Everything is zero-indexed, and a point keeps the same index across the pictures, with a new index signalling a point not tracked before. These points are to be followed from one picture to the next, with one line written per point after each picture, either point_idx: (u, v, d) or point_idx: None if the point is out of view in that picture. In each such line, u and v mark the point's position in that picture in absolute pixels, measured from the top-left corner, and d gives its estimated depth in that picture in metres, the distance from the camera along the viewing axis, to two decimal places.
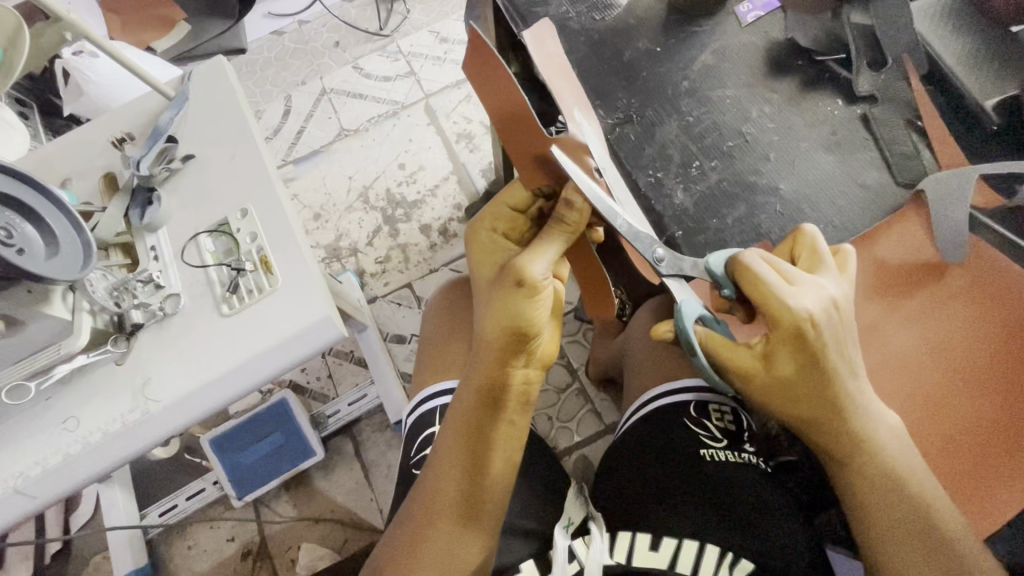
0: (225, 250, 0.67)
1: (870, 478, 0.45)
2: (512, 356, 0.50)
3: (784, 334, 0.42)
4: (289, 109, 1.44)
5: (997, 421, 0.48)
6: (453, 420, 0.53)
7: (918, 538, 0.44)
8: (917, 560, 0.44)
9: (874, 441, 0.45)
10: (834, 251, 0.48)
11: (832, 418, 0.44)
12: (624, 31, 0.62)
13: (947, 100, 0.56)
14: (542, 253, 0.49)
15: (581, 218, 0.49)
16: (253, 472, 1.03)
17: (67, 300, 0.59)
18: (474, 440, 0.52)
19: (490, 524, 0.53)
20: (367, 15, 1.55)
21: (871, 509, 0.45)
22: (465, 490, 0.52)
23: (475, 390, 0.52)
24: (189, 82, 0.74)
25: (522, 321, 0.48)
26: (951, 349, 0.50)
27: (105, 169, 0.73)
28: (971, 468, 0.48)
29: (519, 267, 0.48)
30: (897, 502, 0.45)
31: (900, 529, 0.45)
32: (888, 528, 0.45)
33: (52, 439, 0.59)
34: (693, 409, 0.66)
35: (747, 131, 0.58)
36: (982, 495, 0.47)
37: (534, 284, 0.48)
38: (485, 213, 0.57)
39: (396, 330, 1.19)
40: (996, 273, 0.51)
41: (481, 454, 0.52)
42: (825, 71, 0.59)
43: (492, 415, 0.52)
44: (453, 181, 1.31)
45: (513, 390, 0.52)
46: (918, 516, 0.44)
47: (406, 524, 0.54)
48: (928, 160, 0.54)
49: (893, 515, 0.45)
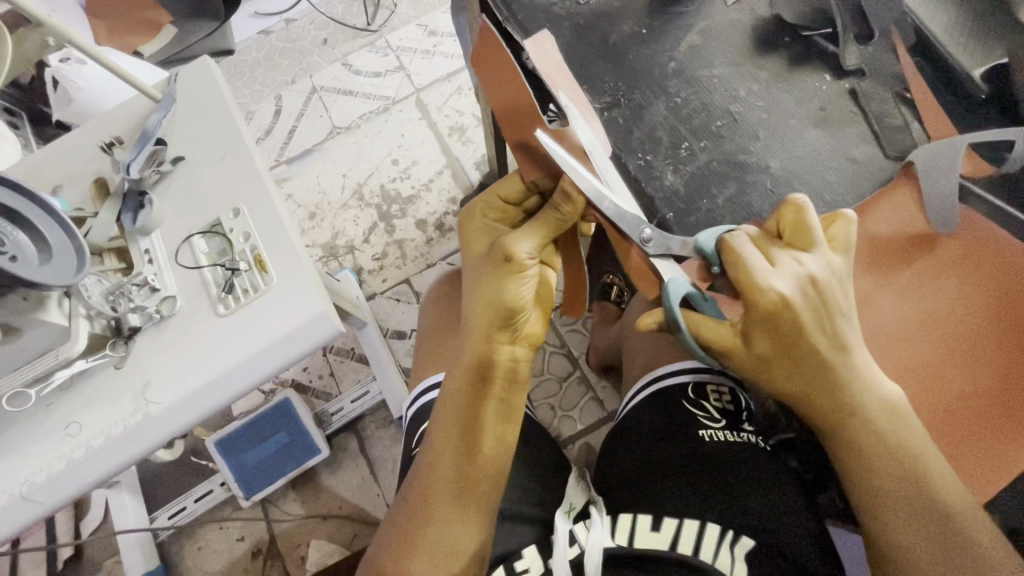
0: (220, 251, 0.67)
1: (862, 447, 0.45)
2: (499, 330, 0.51)
3: (760, 316, 0.43)
4: (279, 109, 1.44)
5: (993, 386, 0.48)
6: (449, 401, 0.54)
7: (913, 504, 0.45)
8: (916, 534, 0.45)
9: (862, 412, 0.45)
10: (834, 218, 0.47)
11: (819, 393, 0.45)
12: (609, 14, 0.62)
13: (936, 71, 0.56)
14: (530, 234, 0.50)
15: (573, 207, 0.49)
16: (258, 472, 1.04)
17: (63, 305, 0.59)
18: (470, 424, 0.52)
19: (490, 509, 0.53)
20: (354, 10, 1.54)
21: (860, 477, 0.46)
22: (465, 469, 0.52)
23: (469, 368, 0.52)
24: (176, 83, 0.74)
25: (511, 300, 0.49)
26: (943, 320, 0.50)
27: (96, 174, 0.73)
28: (971, 435, 0.48)
29: (505, 244, 0.49)
30: (891, 471, 0.45)
31: (893, 497, 0.45)
32: (888, 501, 0.45)
33: (55, 444, 0.59)
34: (691, 390, 0.66)
35: (736, 110, 0.57)
36: (986, 460, 0.47)
37: (521, 261, 0.49)
38: (477, 202, 0.57)
39: (396, 326, 1.19)
40: (989, 244, 0.51)
41: (478, 434, 0.53)
42: (812, 47, 0.59)
43: (490, 395, 0.52)
44: (448, 174, 1.31)
45: (501, 367, 0.52)
46: (915, 483, 0.44)
47: (405, 508, 0.54)
48: (917, 133, 0.54)
49: (894, 490, 0.45)
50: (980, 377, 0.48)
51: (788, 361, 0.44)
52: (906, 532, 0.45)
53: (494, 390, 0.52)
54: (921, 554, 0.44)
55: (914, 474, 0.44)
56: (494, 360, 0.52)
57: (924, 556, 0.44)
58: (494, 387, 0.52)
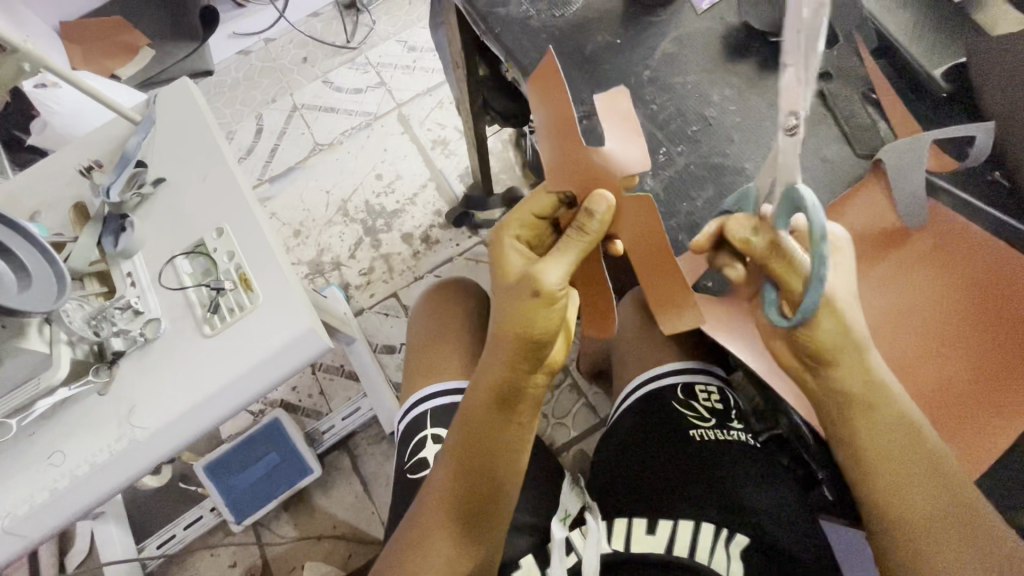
0: (203, 271, 0.67)
1: (880, 446, 0.44)
2: (523, 359, 0.50)
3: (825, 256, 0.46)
4: (261, 128, 1.44)
5: (982, 367, 0.48)
6: (467, 424, 0.53)
7: (922, 476, 0.43)
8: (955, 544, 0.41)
9: (869, 408, 0.44)
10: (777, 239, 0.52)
11: (834, 359, 0.44)
12: (584, 26, 0.63)
13: (899, 72, 0.58)
14: (559, 262, 0.48)
15: (604, 219, 0.49)
16: (249, 495, 1.02)
17: (44, 333, 0.59)
18: (491, 448, 0.52)
19: (502, 524, 0.54)
20: (333, 28, 1.55)
21: (868, 453, 0.44)
22: (485, 488, 0.53)
23: (491, 394, 0.52)
24: (155, 105, 0.74)
25: (540, 331, 0.48)
26: (918, 311, 0.51)
27: (75, 199, 0.72)
28: (962, 417, 0.47)
29: (535, 274, 0.48)
30: (895, 442, 0.43)
31: (898, 469, 0.43)
32: (921, 509, 0.42)
33: (38, 475, 0.58)
34: (680, 391, 0.67)
35: (710, 115, 0.59)
36: (974, 444, 0.46)
37: (552, 293, 0.48)
38: (509, 219, 0.53)
39: (385, 341, 1.19)
40: (957, 234, 0.52)
41: (497, 460, 0.52)
42: (781, 52, 0.60)
43: (512, 420, 0.53)
44: (432, 187, 1.31)
45: (524, 394, 0.52)
46: (935, 478, 0.42)
47: (406, 533, 0.53)
48: (885, 133, 0.56)
49: (926, 494, 0.42)
50: (958, 365, 0.49)
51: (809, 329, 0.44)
52: (918, 504, 0.42)
53: (523, 411, 0.53)
54: (934, 529, 0.41)
55: (913, 446, 0.43)
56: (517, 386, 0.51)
57: (935, 532, 0.41)
58: (522, 408, 0.53)
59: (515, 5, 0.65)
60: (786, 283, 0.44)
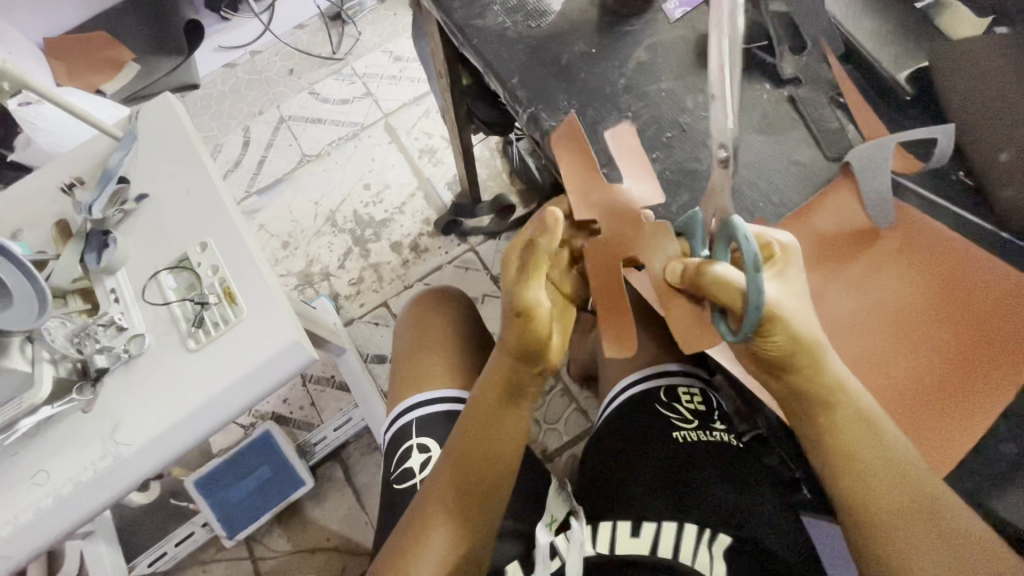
0: (188, 286, 0.67)
1: (847, 449, 0.46)
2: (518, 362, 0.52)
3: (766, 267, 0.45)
4: (248, 140, 1.44)
5: (949, 364, 0.49)
6: (470, 421, 0.55)
7: (888, 471, 0.45)
8: (918, 535, 0.43)
9: (834, 413, 0.45)
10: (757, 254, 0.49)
11: (796, 365, 0.45)
12: (559, 36, 0.65)
13: (866, 76, 0.59)
14: (537, 279, 0.49)
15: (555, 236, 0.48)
16: (241, 510, 1.02)
17: (25, 351, 0.58)
18: (485, 444, 0.54)
19: (489, 525, 0.54)
20: (319, 40, 1.56)
21: (835, 454, 0.46)
22: (485, 481, 0.54)
23: (496, 389, 0.54)
24: (137, 120, 0.74)
25: (527, 341, 0.50)
26: (888, 310, 0.52)
27: (57, 217, 0.72)
28: (928, 417, 0.49)
29: (521, 297, 0.48)
30: (862, 442, 0.45)
31: (862, 466, 0.45)
32: (885, 507, 0.44)
33: (22, 495, 0.58)
34: (664, 394, 0.68)
35: (684, 121, 0.60)
36: (941, 438, 0.48)
37: (530, 310, 0.48)
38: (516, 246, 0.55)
39: (376, 350, 1.19)
40: (926, 233, 0.53)
41: (492, 453, 0.54)
42: (752, 58, 0.61)
43: (505, 414, 0.54)
44: (420, 197, 1.32)
45: (518, 391, 0.54)
46: (900, 476, 0.44)
47: (406, 527, 0.54)
48: (854, 136, 0.57)
49: (892, 491, 0.44)
50: (927, 362, 0.50)
51: (764, 338, 0.43)
52: (883, 498, 0.45)
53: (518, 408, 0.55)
54: (896, 518, 0.44)
55: (878, 443, 0.45)
56: (515, 382, 0.53)
57: (892, 521, 0.44)
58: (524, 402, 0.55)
59: (492, 17, 0.66)
60: (723, 300, 0.43)
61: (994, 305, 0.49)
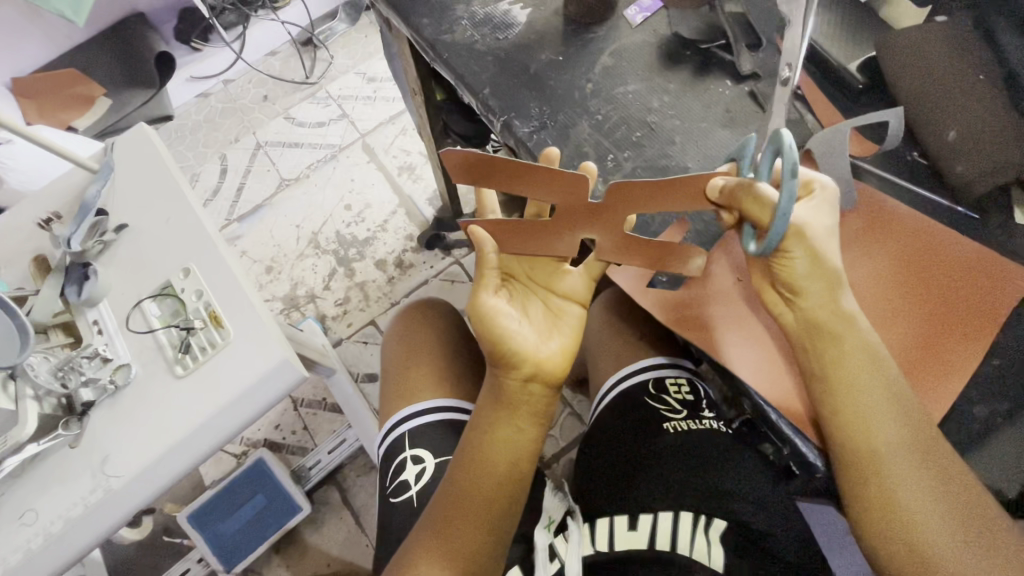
0: (172, 312, 0.66)
1: (846, 406, 0.47)
2: (497, 365, 0.53)
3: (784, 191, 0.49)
4: (225, 168, 1.44)
5: (927, 322, 0.51)
6: (471, 439, 0.55)
7: (890, 406, 0.47)
8: (919, 476, 0.45)
9: (832, 368, 0.48)
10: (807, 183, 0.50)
11: (803, 288, 0.49)
12: (527, 47, 0.67)
13: (819, 69, 0.62)
14: (485, 287, 0.53)
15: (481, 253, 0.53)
16: (237, 541, 0.99)
17: (9, 389, 0.58)
18: (480, 455, 0.54)
19: (507, 535, 0.53)
20: (292, 66, 1.58)
21: (838, 413, 0.48)
22: (479, 489, 0.53)
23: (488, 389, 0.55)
24: (112, 152, 0.74)
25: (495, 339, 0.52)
26: (863, 282, 0.53)
27: (35, 252, 0.72)
28: (933, 366, 0.50)
29: (473, 307, 0.52)
30: (864, 398, 0.47)
31: (866, 409, 0.47)
32: (891, 456, 0.46)
33: (11, 536, 0.57)
34: (651, 387, 0.69)
35: (652, 120, 0.62)
36: (931, 389, 0.49)
37: (481, 311, 0.52)
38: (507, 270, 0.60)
39: (366, 369, 1.19)
40: (886, 211, 0.55)
41: (490, 455, 0.53)
42: (711, 57, 0.64)
43: (505, 421, 0.54)
44: (402, 214, 1.33)
45: (511, 393, 0.53)
46: (898, 423, 0.46)
47: (409, 550, 0.53)
48: (812, 124, 0.60)
49: (892, 437, 0.46)
50: (908, 323, 0.51)
51: (781, 255, 0.48)
52: (885, 448, 0.46)
53: (519, 415, 0.54)
54: (897, 453, 0.46)
55: (882, 384, 0.47)
56: (506, 391, 0.53)
57: (896, 471, 0.45)
58: (518, 410, 0.54)
59: (460, 31, 0.68)
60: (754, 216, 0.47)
61: (967, 261, 0.52)
